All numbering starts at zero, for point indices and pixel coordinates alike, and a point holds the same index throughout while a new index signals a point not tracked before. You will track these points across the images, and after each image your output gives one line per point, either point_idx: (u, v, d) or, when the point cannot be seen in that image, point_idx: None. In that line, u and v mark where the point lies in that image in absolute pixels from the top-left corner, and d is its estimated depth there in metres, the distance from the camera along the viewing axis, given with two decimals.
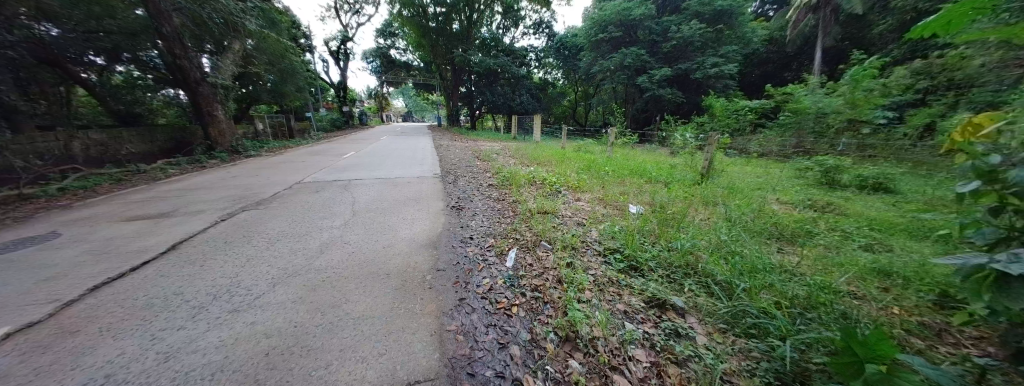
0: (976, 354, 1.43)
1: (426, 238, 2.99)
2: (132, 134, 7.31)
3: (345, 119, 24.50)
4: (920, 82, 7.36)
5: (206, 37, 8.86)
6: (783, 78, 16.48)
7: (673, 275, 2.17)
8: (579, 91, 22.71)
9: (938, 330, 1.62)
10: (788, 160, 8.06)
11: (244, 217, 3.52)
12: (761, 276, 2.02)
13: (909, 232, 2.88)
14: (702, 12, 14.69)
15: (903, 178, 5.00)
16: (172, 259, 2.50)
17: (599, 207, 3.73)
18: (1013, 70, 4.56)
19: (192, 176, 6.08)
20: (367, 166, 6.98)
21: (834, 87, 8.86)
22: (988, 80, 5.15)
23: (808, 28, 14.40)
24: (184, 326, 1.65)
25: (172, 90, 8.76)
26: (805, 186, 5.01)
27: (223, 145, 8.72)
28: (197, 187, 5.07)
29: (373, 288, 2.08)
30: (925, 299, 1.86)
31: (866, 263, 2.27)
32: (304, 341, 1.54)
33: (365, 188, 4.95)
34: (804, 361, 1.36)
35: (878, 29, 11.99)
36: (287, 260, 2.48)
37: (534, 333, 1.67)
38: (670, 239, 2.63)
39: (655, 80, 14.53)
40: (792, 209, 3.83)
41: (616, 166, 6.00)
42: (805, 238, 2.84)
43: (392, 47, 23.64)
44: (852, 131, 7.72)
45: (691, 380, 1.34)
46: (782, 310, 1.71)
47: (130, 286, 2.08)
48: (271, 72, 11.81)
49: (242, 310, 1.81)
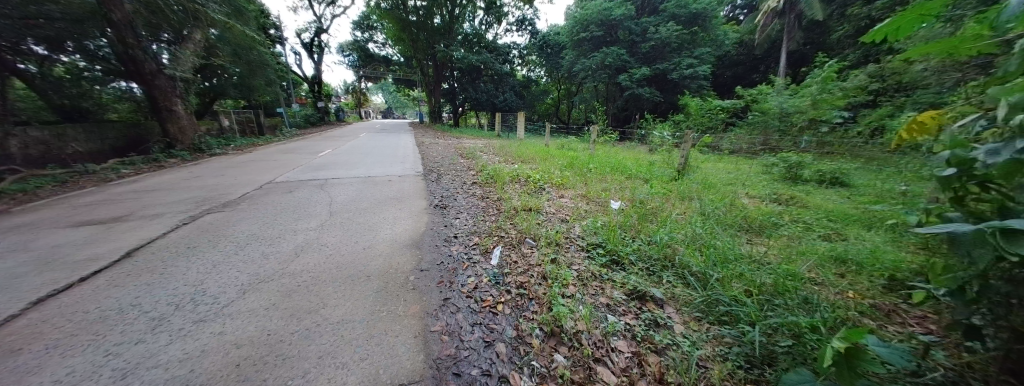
0: (919, 331, 1.61)
1: (407, 238, 2.94)
2: (78, 131, 6.69)
3: (320, 115, 23.46)
4: (873, 84, 8.03)
5: (163, 25, 8.09)
6: (752, 80, 17.36)
7: (651, 268, 2.27)
8: (562, 89, 22.94)
9: (888, 311, 1.80)
10: (757, 157, 8.52)
11: (209, 220, 3.31)
12: (732, 266, 2.16)
13: (862, 222, 3.15)
14: (678, 14, 15.20)
15: (857, 173, 5.46)
16: (126, 267, 2.32)
17: (581, 203, 3.81)
18: (949, 75, 5.08)
19: (148, 177, 5.60)
20: (345, 165, 6.74)
21: (796, 89, 9.50)
22: (930, 83, 5.70)
23: (775, 32, 15.32)
24: (143, 339, 1.55)
25: (124, 83, 8.00)
26: (771, 180, 5.35)
27: (184, 143, 8.11)
28: (154, 188, 4.70)
29: (352, 291, 2.02)
30: (877, 284, 2.06)
31: (825, 251, 2.47)
32: (279, 349, 1.49)
33: (342, 187, 4.78)
34: (770, 344, 1.48)
35: (835, 35, 12.94)
36: (258, 265, 2.36)
37: (519, 329, 1.70)
38: (650, 233, 2.74)
39: (634, 79, 14.98)
40: (759, 202, 4.08)
41: (598, 163, 6.10)
42: (771, 229, 3.04)
43: (370, 41, 22.80)
44: (812, 130, 8.32)
45: (669, 368, 1.42)
46: (752, 297, 1.83)
47: (82, 298, 1.92)
48: (237, 64, 11.08)
49: (207, 320, 1.70)
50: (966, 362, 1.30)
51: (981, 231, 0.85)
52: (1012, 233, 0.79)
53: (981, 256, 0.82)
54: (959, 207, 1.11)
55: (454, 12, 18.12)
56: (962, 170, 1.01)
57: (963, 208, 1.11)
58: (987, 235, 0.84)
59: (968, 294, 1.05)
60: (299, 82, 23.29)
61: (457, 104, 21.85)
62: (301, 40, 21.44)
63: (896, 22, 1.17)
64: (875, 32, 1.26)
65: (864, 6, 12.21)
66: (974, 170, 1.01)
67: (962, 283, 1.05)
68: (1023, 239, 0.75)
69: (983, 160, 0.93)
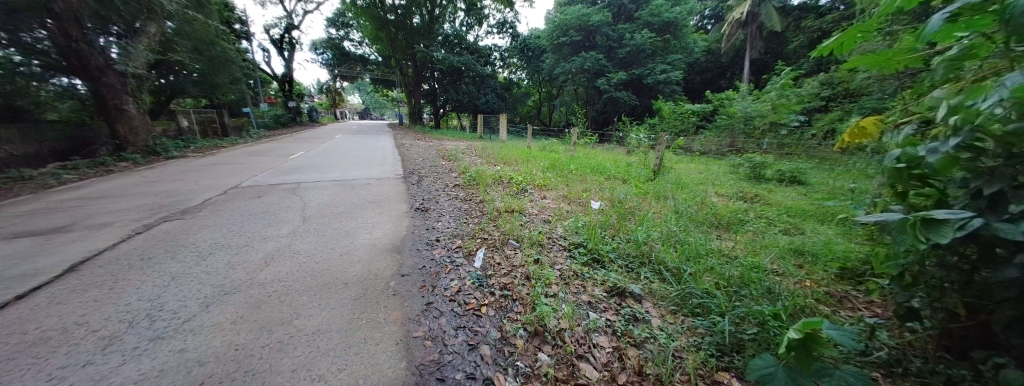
0: (866, 315, 1.79)
1: (387, 243, 2.88)
2: (12, 132, 6.03)
3: (291, 116, 22.34)
4: (824, 91, 8.78)
5: (111, 16, 7.27)
6: (719, 86, 18.42)
7: (630, 265, 2.36)
8: (543, 92, 23.19)
9: (840, 298, 1.99)
10: (724, 157, 9.07)
11: (167, 229, 3.08)
12: (703, 260, 2.29)
13: (817, 217, 3.44)
14: (652, 22, 15.86)
15: (812, 172, 5.94)
16: (70, 283, 2.11)
17: (563, 204, 3.89)
18: (888, 83, 5.66)
19: (94, 182, 5.11)
20: (320, 167, 6.48)
21: (758, 95, 10.21)
22: (874, 91, 6.31)
23: (739, 41, 16.38)
24: (91, 361, 1.42)
25: (67, 79, 7.27)
26: (737, 179, 5.71)
27: (136, 145, 7.52)
28: (102, 195, 4.30)
29: (328, 300, 1.96)
30: (830, 273, 2.27)
31: (785, 244, 2.68)
32: (248, 365, 1.41)
33: (317, 191, 4.60)
34: (738, 332, 1.59)
35: (792, 45, 14.03)
36: (224, 276, 2.23)
37: (503, 330, 1.72)
38: (628, 232, 2.85)
39: (612, 83, 15.48)
40: (727, 200, 4.35)
41: (578, 165, 6.25)
42: (737, 225, 3.26)
43: (346, 39, 22.07)
44: (772, 132, 8.98)
45: (648, 360, 1.49)
46: (722, 289, 1.96)
47: (18, 318, 1.73)
48: (198, 60, 10.35)
49: (166, 338, 1.59)
50: (904, 340, 1.46)
51: (905, 220, 0.99)
52: (930, 221, 0.93)
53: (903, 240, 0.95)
54: (902, 200, 1.24)
55: (434, 12, 17.90)
56: (906, 166, 1.14)
57: (905, 202, 1.24)
58: (910, 224, 0.97)
59: (909, 280, 1.18)
60: (268, 80, 22.07)
61: (439, 105, 21.56)
62: (270, 36, 20.32)
63: (842, 37, 1.32)
64: (824, 47, 1.42)
65: (815, 20, 13.36)
66: (914, 167, 1.13)
67: (904, 270, 1.18)
68: (939, 225, 0.89)
69: (925, 158, 1.05)
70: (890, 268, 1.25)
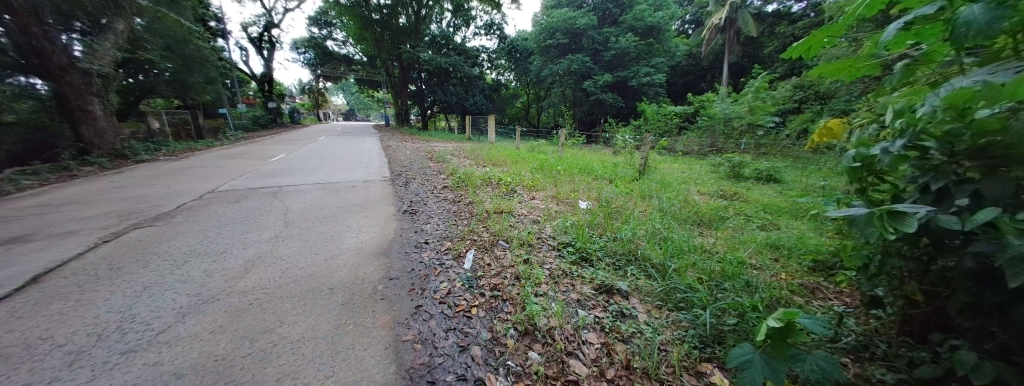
0: (837, 304, 1.90)
1: (374, 247, 2.83)
2: None
3: (272, 117, 21.61)
4: (797, 94, 9.24)
5: (73, 11, 6.82)
6: (700, 88, 19.04)
7: (617, 262, 2.42)
8: (531, 94, 23.29)
9: (813, 289, 2.10)
10: (705, 157, 9.37)
11: (137, 237, 2.93)
12: (686, 256, 2.38)
13: (790, 213, 3.61)
14: (636, 26, 16.26)
15: (786, 170, 6.23)
16: (31, 296, 1.97)
17: (552, 204, 3.94)
18: (853, 87, 6.01)
19: (55, 188, 4.80)
20: (303, 170, 6.31)
21: (737, 97, 10.62)
22: (841, 93, 6.68)
23: (718, 45, 17.02)
24: (56, 377, 1.34)
25: (25, 78, 6.72)
26: (718, 178, 5.92)
27: (103, 148, 7.12)
28: (65, 202, 4.05)
29: (313, 306, 1.91)
30: (803, 265, 2.39)
31: (763, 239, 2.81)
32: (229, 376, 1.37)
33: (300, 195, 4.48)
34: (719, 324, 1.66)
35: (768, 50, 14.68)
36: (200, 286, 2.14)
37: (493, 331, 1.73)
38: (615, 230, 2.92)
39: (598, 85, 15.73)
40: (708, 198, 4.51)
41: (566, 165, 6.33)
42: (718, 222, 3.38)
43: (329, 38, 21.56)
44: (750, 133, 9.36)
45: (635, 355, 1.53)
46: (704, 283, 2.04)
47: None
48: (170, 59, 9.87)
49: (139, 351, 1.52)
50: (870, 326, 1.57)
51: (872, 214, 1.04)
52: (896, 214, 0.98)
53: (871, 233, 1.00)
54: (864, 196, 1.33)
55: (420, 13, 17.74)
56: (862, 165, 1.23)
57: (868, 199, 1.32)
58: (875, 216, 1.02)
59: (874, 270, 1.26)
60: (246, 80, 21.26)
61: (426, 106, 21.34)
62: (248, 34, 19.59)
63: (809, 41, 1.40)
64: (793, 50, 1.50)
65: (788, 26, 14.05)
66: (871, 165, 1.22)
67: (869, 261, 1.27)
68: (904, 218, 0.95)
69: (879, 157, 1.15)
70: (856, 258, 1.33)
